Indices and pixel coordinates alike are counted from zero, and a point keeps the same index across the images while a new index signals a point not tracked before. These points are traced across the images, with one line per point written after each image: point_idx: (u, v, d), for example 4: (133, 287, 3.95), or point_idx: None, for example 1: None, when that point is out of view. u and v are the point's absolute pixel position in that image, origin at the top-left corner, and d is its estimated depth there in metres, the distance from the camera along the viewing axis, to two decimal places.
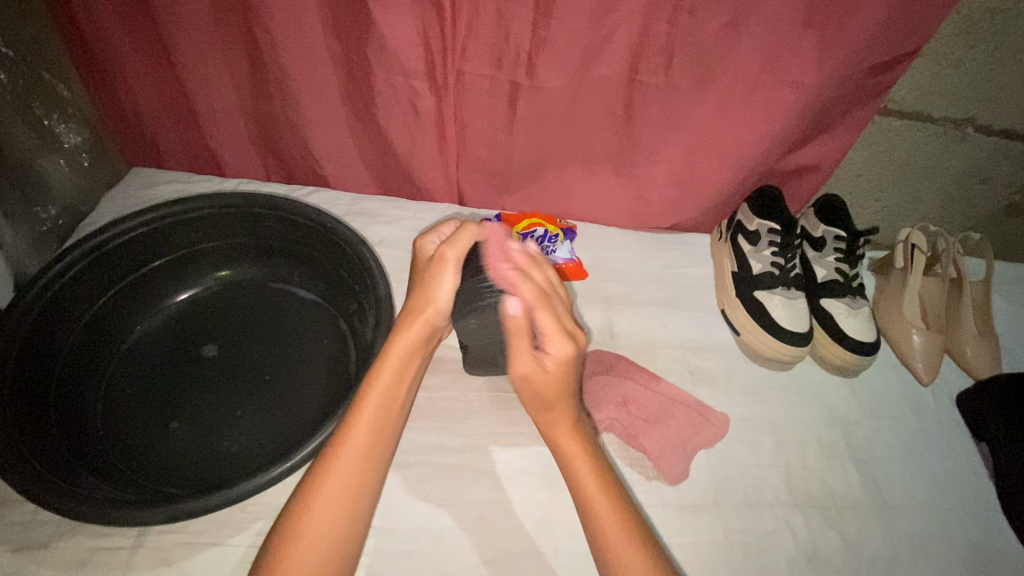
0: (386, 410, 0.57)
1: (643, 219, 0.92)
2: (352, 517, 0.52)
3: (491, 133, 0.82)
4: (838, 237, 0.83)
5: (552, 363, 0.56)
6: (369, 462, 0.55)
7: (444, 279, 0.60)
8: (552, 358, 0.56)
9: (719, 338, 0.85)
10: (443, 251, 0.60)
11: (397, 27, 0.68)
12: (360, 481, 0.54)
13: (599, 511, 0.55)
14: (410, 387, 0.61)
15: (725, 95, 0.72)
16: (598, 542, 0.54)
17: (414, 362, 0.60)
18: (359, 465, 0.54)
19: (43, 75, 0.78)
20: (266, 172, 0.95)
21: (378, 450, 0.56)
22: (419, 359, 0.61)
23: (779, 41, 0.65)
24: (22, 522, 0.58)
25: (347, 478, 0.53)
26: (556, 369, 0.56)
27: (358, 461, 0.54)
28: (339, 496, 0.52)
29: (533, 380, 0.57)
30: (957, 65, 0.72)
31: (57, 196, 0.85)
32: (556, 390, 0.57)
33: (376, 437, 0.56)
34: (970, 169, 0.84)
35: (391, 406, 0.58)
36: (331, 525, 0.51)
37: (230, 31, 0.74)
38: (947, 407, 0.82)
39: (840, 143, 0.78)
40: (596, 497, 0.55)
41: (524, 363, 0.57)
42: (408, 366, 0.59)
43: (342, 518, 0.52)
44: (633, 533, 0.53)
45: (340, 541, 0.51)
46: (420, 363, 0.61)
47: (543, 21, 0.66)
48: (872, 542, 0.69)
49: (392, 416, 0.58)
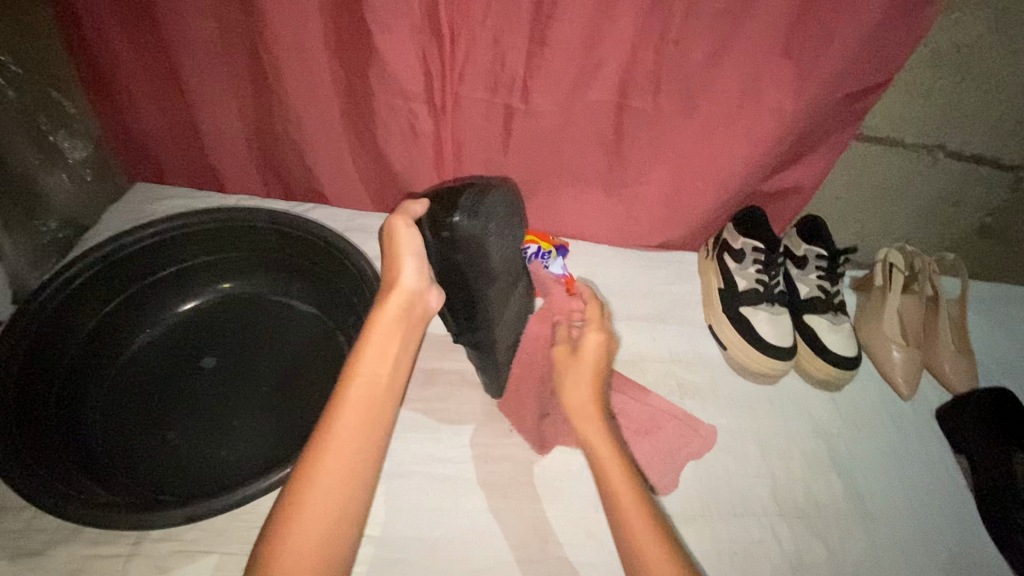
0: (375, 393, 0.54)
1: (634, 237, 0.96)
2: (350, 505, 0.50)
3: (486, 154, 0.85)
4: (820, 256, 0.86)
5: (592, 348, 0.67)
6: (361, 451, 0.51)
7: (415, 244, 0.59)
8: (592, 343, 0.68)
9: (707, 352, 0.87)
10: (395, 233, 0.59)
11: (398, 52, 0.72)
12: (355, 469, 0.50)
13: (615, 479, 0.56)
14: (401, 365, 0.57)
15: (709, 119, 0.75)
16: (612, 511, 0.55)
17: (399, 336, 0.57)
18: (351, 453, 0.51)
19: (51, 93, 0.81)
20: (266, 189, 0.97)
21: (370, 436, 0.52)
22: (407, 336, 0.58)
23: (759, 71, 0.70)
24: (19, 529, 0.59)
25: (338, 469, 0.50)
26: (600, 355, 0.67)
27: (350, 448, 0.51)
28: (334, 487, 0.49)
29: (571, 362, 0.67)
30: (927, 95, 0.76)
31: (59, 210, 0.87)
32: (595, 374, 0.65)
33: (367, 422, 0.52)
34: (942, 193, 0.89)
35: (378, 388, 0.54)
36: (329, 518, 0.48)
37: (237, 53, 0.78)
38: (926, 420, 0.84)
39: (819, 167, 0.82)
40: (616, 471, 0.57)
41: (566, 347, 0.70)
42: (391, 344, 0.56)
43: (338, 509, 0.49)
44: (648, 506, 0.55)
45: (340, 533, 0.48)
46: (407, 335, 0.58)
47: (537, 49, 0.70)
48: (856, 551, 0.71)
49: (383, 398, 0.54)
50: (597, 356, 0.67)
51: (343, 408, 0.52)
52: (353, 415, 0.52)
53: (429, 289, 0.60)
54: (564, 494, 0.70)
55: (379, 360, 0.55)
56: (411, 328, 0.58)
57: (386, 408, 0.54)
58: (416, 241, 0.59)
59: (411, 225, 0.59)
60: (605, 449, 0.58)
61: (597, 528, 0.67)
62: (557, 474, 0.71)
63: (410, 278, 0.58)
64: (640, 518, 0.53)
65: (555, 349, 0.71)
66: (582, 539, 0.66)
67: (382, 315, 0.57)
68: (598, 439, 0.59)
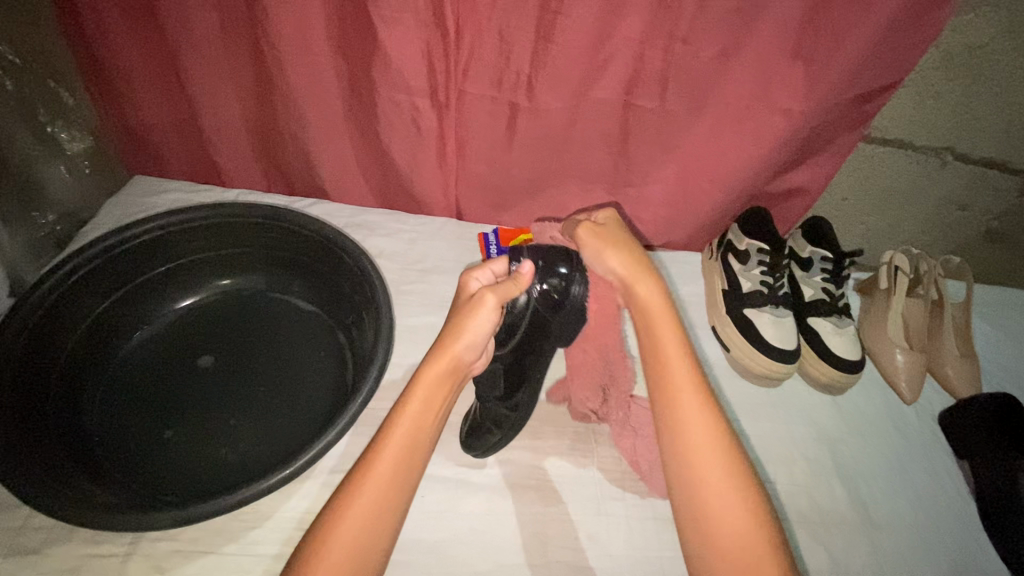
0: (414, 439, 0.54)
1: (637, 237, 0.95)
2: (370, 557, 0.49)
3: (490, 152, 0.84)
4: (825, 258, 0.85)
5: (613, 232, 0.66)
6: (392, 494, 0.51)
7: (480, 317, 0.58)
8: (612, 232, 0.65)
9: (710, 355, 0.87)
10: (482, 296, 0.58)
11: (403, 46, 0.70)
12: (379, 521, 0.50)
13: (686, 399, 0.56)
14: (439, 416, 0.58)
15: (717, 120, 0.74)
16: (680, 430, 0.55)
17: (443, 392, 0.57)
18: (382, 497, 0.51)
19: (49, 83, 0.80)
20: (267, 184, 0.96)
21: (404, 482, 0.52)
22: (448, 395, 0.58)
23: (769, 71, 0.68)
24: (14, 527, 0.59)
25: (369, 509, 0.50)
26: (624, 239, 0.65)
27: (382, 492, 0.51)
28: (360, 527, 0.49)
29: (607, 233, 0.65)
30: (936, 97, 0.76)
31: (56, 202, 0.86)
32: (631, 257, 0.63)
33: (407, 460, 0.53)
34: (950, 197, 0.88)
35: (420, 433, 0.55)
36: (350, 558, 0.48)
37: (237, 45, 0.76)
38: (929, 425, 0.84)
39: (827, 169, 0.82)
40: (679, 382, 0.57)
41: (591, 228, 0.66)
42: (436, 394, 0.57)
43: (359, 557, 0.48)
44: (718, 430, 0.55)
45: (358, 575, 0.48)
46: (448, 396, 0.58)
47: (544, 46, 0.69)
48: (857, 557, 0.71)
49: (420, 445, 0.55)
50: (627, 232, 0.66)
51: (383, 449, 0.53)
52: (390, 459, 0.52)
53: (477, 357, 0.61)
54: (565, 496, 0.69)
55: (422, 408, 0.56)
56: (453, 390, 0.59)
57: (422, 454, 0.55)
58: (483, 323, 0.58)
59: (496, 304, 0.58)
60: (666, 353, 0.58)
61: (599, 531, 0.67)
62: (557, 476, 0.71)
63: (463, 348, 0.57)
64: (708, 439, 0.54)
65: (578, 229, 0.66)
66: (583, 543, 0.66)
67: (435, 368, 0.56)
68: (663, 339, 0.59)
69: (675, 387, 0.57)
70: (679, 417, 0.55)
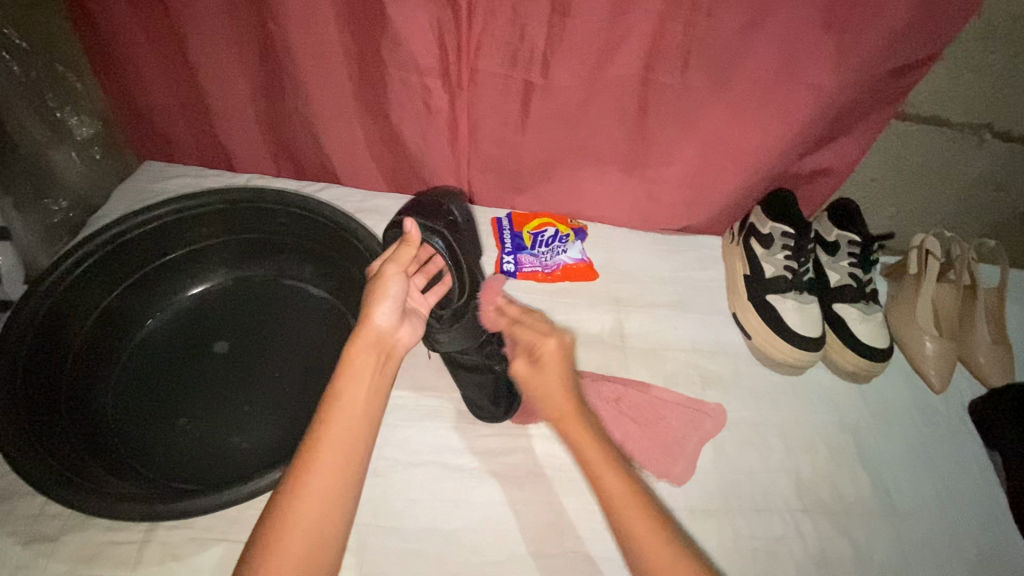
0: (353, 423, 0.53)
1: (655, 219, 0.92)
2: (327, 531, 0.48)
3: (503, 133, 0.81)
4: (853, 241, 0.82)
5: (547, 358, 0.63)
6: (338, 479, 0.50)
7: (390, 289, 0.58)
8: (548, 352, 0.63)
9: (731, 341, 0.85)
10: (383, 269, 0.59)
11: (412, 24, 0.68)
12: (332, 500, 0.49)
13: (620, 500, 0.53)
14: (380, 395, 0.56)
15: (741, 98, 0.71)
16: (615, 518, 0.53)
17: (372, 368, 0.56)
18: (329, 484, 0.50)
19: (55, 67, 0.78)
20: (277, 168, 0.95)
21: (349, 467, 0.51)
22: (380, 372, 0.57)
23: (797, 44, 0.65)
24: (31, 515, 0.60)
25: (315, 499, 0.49)
26: (558, 363, 0.63)
27: (329, 479, 0.50)
28: (311, 517, 0.48)
29: (534, 372, 0.63)
30: (976, 70, 0.71)
31: (67, 188, 0.85)
32: (559, 383, 0.61)
33: (354, 433, 0.52)
34: (985, 176, 0.83)
35: (364, 405, 0.54)
36: (304, 549, 0.47)
37: (243, 24, 0.74)
38: (958, 415, 0.81)
39: (856, 147, 0.78)
40: (612, 481, 0.55)
41: (523, 361, 0.64)
42: (365, 373, 0.55)
43: (316, 534, 0.48)
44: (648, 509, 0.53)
45: (315, 564, 0.47)
46: (384, 368, 0.58)
47: (559, 21, 0.65)
48: (881, 550, 0.69)
49: (361, 427, 0.53)
50: (561, 356, 0.63)
51: (322, 437, 0.51)
52: (333, 444, 0.51)
53: (400, 326, 0.60)
54: (582, 486, 0.68)
55: (356, 392, 0.54)
56: (386, 365, 0.58)
57: (364, 435, 0.53)
58: (394, 289, 0.59)
59: (399, 271, 0.59)
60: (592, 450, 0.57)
61: None
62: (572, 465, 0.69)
63: (382, 317, 0.58)
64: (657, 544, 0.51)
65: (513, 367, 0.65)
66: (598, 534, 0.65)
67: (357, 346, 0.57)
68: (587, 449, 0.57)
69: (610, 491, 0.54)
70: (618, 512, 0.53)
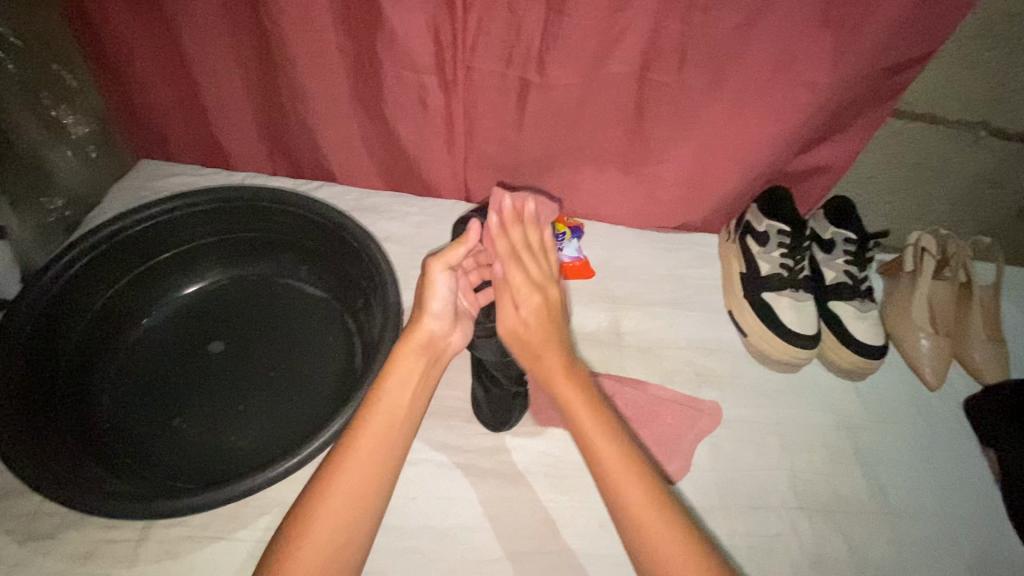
0: (394, 421, 0.54)
1: (652, 218, 0.92)
2: (365, 511, 0.49)
3: (499, 131, 0.81)
4: (848, 240, 0.82)
5: (532, 313, 0.59)
6: (376, 471, 0.51)
7: (437, 286, 0.60)
8: (530, 305, 0.59)
9: (727, 339, 0.85)
10: (428, 265, 0.60)
11: (409, 22, 0.68)
12: (371, 482, 0.51)
13: (610, 466, 0.51)
14: (420, 399, 0.58)
15: (737, 95, 0.71)
16: (609, 489, 0.51)
17: (420, 369, 0.58)
18: (370, 466, 0.51)
19: (51, 65, 0.78)
20: (274, 166, 0.94)
21: (390, 455, 0.53)
22: (425, 376, 0.59)
23: (792, 42, 0.65)
24: (28, 513, 0.60)
25: (361, 470, 0.51)
26: (543, 315, 0.59)
27: (375, 457, 0.52)
28: (346, 503, 0.49)
29: (521, 326, 0.59)
30: (973, 67, 0.71)
31: (63, 187, 0.85)
32: (544, 336, 0.58)
33: (394, 426, 0.54)
34: (982, 174, 0.84)
35: (407, 401, 0.56)
36: (342, 525, 0.48)
37: (238, 21, 0.73)
38: (953, 412, 0.81)
39: (853, 145, 0.78)
40: (604, 444, 0.52)
41: (509, 313, 0.60)
42: (412, 372, 0.57)
43: (354, 512, 0.49)
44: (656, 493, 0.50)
45: (353, 537, 0.48)
46: (428, 371, 0.59)
47: (555, 18, 0.65)
48: (876, 546, 0.69)
49: (404, 417, 0.55)
50: (546, 309, 0.59)
51: (368, 421, 0.53)
52: (377, 430, 0.53)
53: (451, 330, 0.62)
54: (578, 484, 0.68)
55: (398, 392, 0.56)
56: (430, 372, 0.60)
57: (404, 434, 0.54)
58: (439, 291, 0.60)
59: (444, 268, 0.60)
60: (587, 419, 0.54)
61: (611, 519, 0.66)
62: (568, 463, 0.69)
63: (433, 318, 0.60)
64: (669, 536, 0.48)
65: (501, 322, 0.61)
66: (595, 531, 0.65)
67: (409, 342, 0.58)
68: (577, 408, 0.55)
69: (601, 458, 0.52)
70: (609, 481, 0.51)
